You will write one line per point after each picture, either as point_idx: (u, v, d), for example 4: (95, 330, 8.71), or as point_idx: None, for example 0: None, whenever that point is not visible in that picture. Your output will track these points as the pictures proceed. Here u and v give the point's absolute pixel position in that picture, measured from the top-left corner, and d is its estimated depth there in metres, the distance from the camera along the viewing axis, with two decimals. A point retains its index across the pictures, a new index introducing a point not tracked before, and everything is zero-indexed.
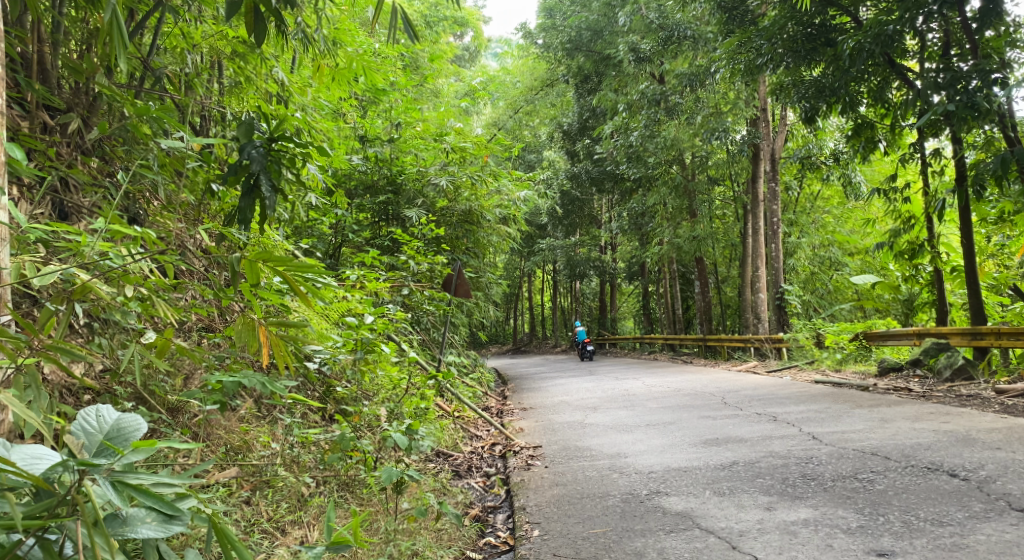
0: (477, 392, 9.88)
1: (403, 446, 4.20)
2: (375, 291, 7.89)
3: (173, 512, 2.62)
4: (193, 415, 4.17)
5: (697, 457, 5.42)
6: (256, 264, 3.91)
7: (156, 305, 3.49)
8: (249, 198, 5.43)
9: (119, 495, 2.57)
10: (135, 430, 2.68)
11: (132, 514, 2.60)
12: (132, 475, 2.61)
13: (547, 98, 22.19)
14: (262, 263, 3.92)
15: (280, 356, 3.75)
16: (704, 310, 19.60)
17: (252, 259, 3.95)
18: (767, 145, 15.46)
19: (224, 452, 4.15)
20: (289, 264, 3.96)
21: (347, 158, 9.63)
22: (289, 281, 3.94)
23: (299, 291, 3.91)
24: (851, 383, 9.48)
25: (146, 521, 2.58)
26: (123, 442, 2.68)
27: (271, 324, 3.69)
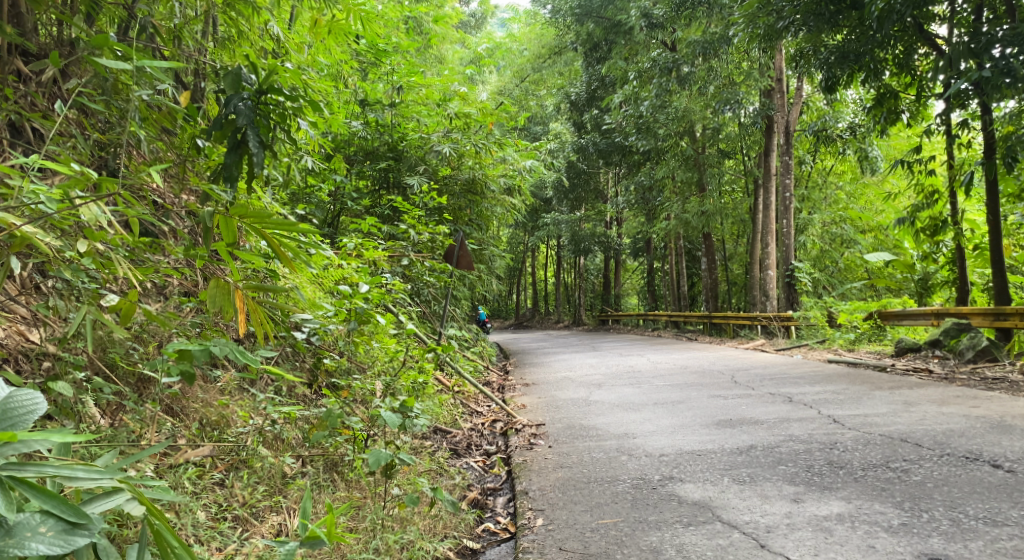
0: (478, 367, 9.54)
1: (395, 425, 3.84)
2: (373, 259, 7.54)
3: (77, 520, 2.36)
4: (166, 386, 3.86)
5: (711, 440, 5.08)
6: (231, 221, 3.57)
7: (117, 263, 3.17)
8: (234, 155, 5.07)
9: (7, 500, 2.29)
10: (21, 417, 2.40)
11: (19, 524, 2.31)
12: (28, 470, 2.35)
13: (555, 67, 21.63)
14: (239, 220, 3.58)
15: (258, 324, 3.40)
16: (711, 287, 19.22)
17: (228, 215, 3.61)
18: (782, 117, 15.03)
19: (196, 428, 3.81)
20: (268, 222, 3.61)
21: (346, 123, 9.24)
22: (268, 241, 3.61)
23: (281, 252, 3.58)
24: (867, 363, 9.13)
25: (40, 534, 2.29)
26: (8, 429, 2.39)
27: (249, 287, 3.34)
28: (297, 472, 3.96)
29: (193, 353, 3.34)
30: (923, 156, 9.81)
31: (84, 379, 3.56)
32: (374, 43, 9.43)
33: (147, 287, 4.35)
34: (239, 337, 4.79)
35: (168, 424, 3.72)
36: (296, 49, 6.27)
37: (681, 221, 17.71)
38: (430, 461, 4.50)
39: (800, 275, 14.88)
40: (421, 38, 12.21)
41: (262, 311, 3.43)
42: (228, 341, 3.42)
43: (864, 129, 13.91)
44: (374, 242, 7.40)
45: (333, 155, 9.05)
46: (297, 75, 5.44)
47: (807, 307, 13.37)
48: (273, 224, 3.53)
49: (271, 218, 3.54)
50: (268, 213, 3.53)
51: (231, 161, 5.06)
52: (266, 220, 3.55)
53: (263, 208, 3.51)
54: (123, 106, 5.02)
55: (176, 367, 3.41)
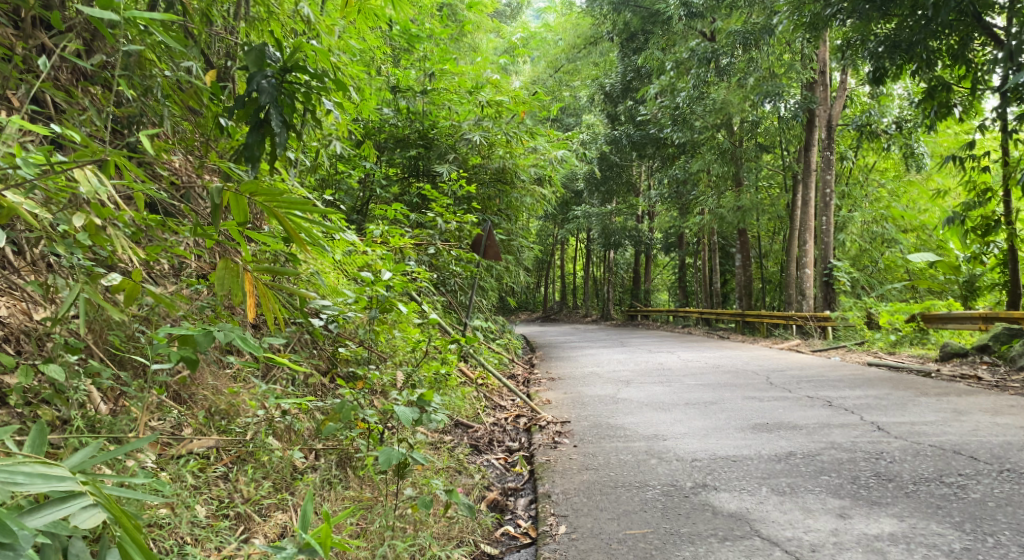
0: (503, 360, 9.32)
1: (410, 422, 3.59)
2: (399, 247, 7.36)
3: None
4: (173, 372, 3.68)
5: (747, 445, 4.80)
6: (241, 199, 3.32)
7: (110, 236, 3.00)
8: (255, 135, 4.89)
9: None
10: None
11: None
12: None
13: (590, 57, 21.28)
14: (250, 197, 3.35)
15: (268, 310, 3.18)
16: (744, 284, 18.79)
17: (237, 192, 3.37)
18: (824, 111, 14.61)
19: (203, 417, 3.64)
20: (279, 199, 3.37)
21: (377, 108, 9.06)
22: (283, 223, 3.40)
23: (295, 234, 3.37)
24: (909, 368, 8.75)
25: None
26: None
27: (260, 269, 3.12)
28: (306, 466, 3.78)
29: (196, 338, 3.07)
30: (975, 152, 9.41)
31: (78, 363, 3.37)
32: (408, 27, 9.22)
33: (158, 267, 4.14)
34: (253, 323, 4.60)
35: (175, 411, 3.56)
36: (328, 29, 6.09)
37: (715, 216, 17.29)
38: (449, 458, 4.28)
39: (838, 274, 14.45)
40: (455, 24, 11.98)
41: (272, 296, 3.21)
42: (233, 326, 3.16)
43: (911, 125, 13.43)
44: (400, 229, 7.20)
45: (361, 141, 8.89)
46: (324, 53, 5.24)
47: (845, 308, 12.96)
48: (289, 206, 3.31)
49: (288, 199, 3.32)
50: (283, 193, 3.32)
51: (253, 141, 4.87)
52: (280, 200, 3.33)
53: (277, 186, 3.29)
54: (144, 81, 4.84)
55: (176, 352, 3.17)
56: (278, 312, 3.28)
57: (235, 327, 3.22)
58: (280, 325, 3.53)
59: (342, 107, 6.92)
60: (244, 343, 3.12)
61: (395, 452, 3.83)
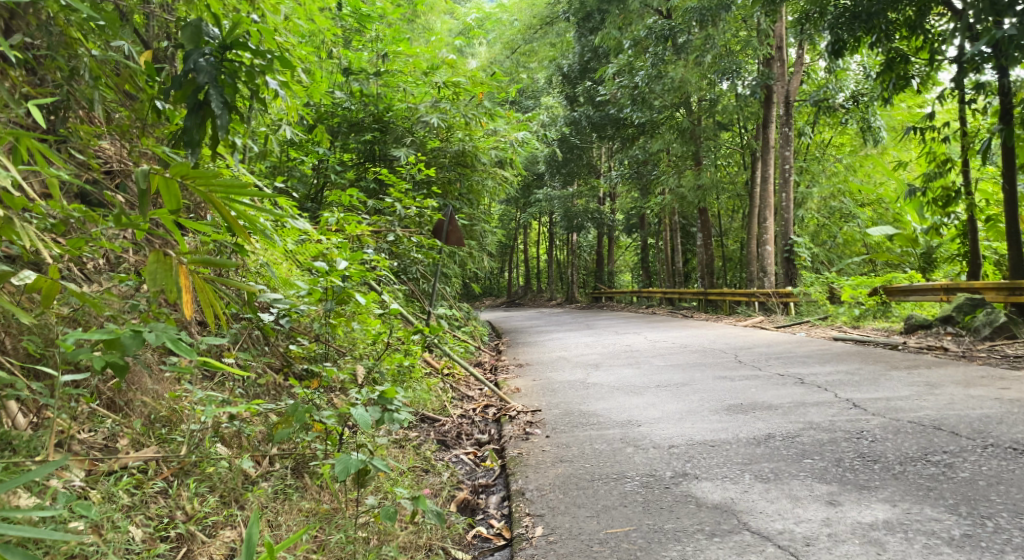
0: (468, 348, 9.09)
1: (368, 425, 3.36)
2: (356, 235, 7.07)
3: None
4: (105, 378, 3.46)
5: (724, 429, 4.66)
6: (172, 185, 3.02)
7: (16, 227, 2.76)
8: (194, 118, 4.65)
9: None
10: None
11: None
12: None
13: (546, 38, 20.97)
14: (182, 181, 3.05)
15: (207, 308, 2.90)
16: (706, 263, 18.75)
17: (167, 177, 3.06)
18: (782, 87, 14.55)
19: (140, 426, 3.42)
20: (216, 183, 3.08)
21: (329, 92, 8.73)
22: (218, 208, 3.11)
23: (232, 220, 3.10)
24: (876, 341, 8.71)
25: None
26: None
27: (196, 261, 2.86)
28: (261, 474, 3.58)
29: (123, 340, 2.74)
30: (935, 123, 9.37)
31: None
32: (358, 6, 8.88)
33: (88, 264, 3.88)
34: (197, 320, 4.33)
35: (109, 422, 3.35)
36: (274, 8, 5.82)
37: (676, 195, 17.19)
38: (414, 458, 4.08)
39: (800, 250, 14.44)
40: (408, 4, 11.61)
41: (210, 292, 2.95)
42: (167, 327, 2.85)
43: (868, 98, 13.42)
44: (357, 216, 6.92)
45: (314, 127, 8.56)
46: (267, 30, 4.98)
47: (808, 283, 12.95)
48: (225, 190, 3.04)
49: (224, 183, 3.06)
50: (218, 177, 3.05)
51: (191, 125, 4.64)
52: (214, 183, 3.06)
53: (212, 169, 3.02)
54: (71, 62, 4.51)
55: (102, 358, 2.83)
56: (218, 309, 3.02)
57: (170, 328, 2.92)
58: (223, 321, 3.26)
59: (293, 90, 6.62)
60: (175, 345, 2.76)
61: (354, 458, 3.61)
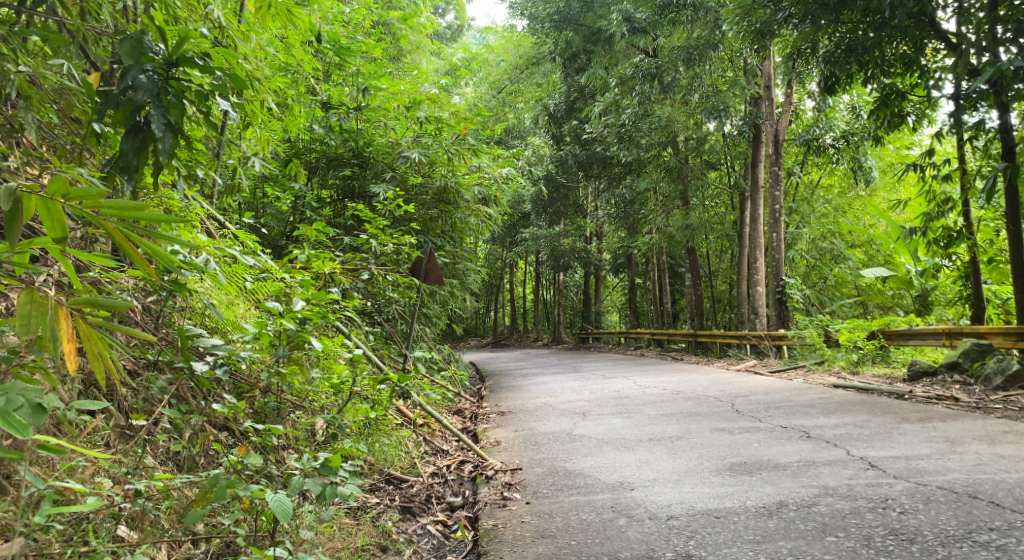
0: (446, 395, 8.50)
1: (283, 514, 3.04)
2: (327, 274, 6.53)
3: None
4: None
5: (727, 494, 4.13)
6: (53, 206, 2.56)
7: None
8: (131, 140, 4.16)
9: None
10: None
11: None
12: None
13: (533, 78, 20.66)
14: (65, 203, 2.57)
15: (89, 356, 2.59)
16: (695, 305, 18.27)
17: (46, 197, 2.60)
18: (771, 126, 14.23)
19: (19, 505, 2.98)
20: (105, 206, 2.61)
21: (303, 126, 8.28)
22: (113, 235, 2.64)
23: (132, 249, 2.63)
24: (879, 388, 8.20)
25: None
26: None
27: (78, 303, 2.52)
28: None
29: None
30: (935, 161, 8.96)
31: None
32: (335, 37, 8.41)
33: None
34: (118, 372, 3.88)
35: None
36: (242, 36, 5.53)
37: (664, 235, 16.75)
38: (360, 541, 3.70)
39: (791, 292, 13.94)
40: (390, 37, 11.12)
41: (98, 342, 2.61)
42: (24, 388, 2.64)
43: (858, 138, 13.06)
44: (329, 254, 6.40)
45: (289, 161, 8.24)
46: (225, 51, 4.59)
47: (802, 325, 12.46)
48: (118, 211, 2.59)
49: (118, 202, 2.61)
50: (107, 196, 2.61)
51: (128, 148, 4.14)
52: (103, 204, 2.60)
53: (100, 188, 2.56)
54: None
55: None
56: (108, 356, 2.70)
57: (33, 386, 2.71)
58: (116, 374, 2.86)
59: (259, 123, 6.23)
60: (10, 420, 2.55)
61: (281, 547, 3.32)
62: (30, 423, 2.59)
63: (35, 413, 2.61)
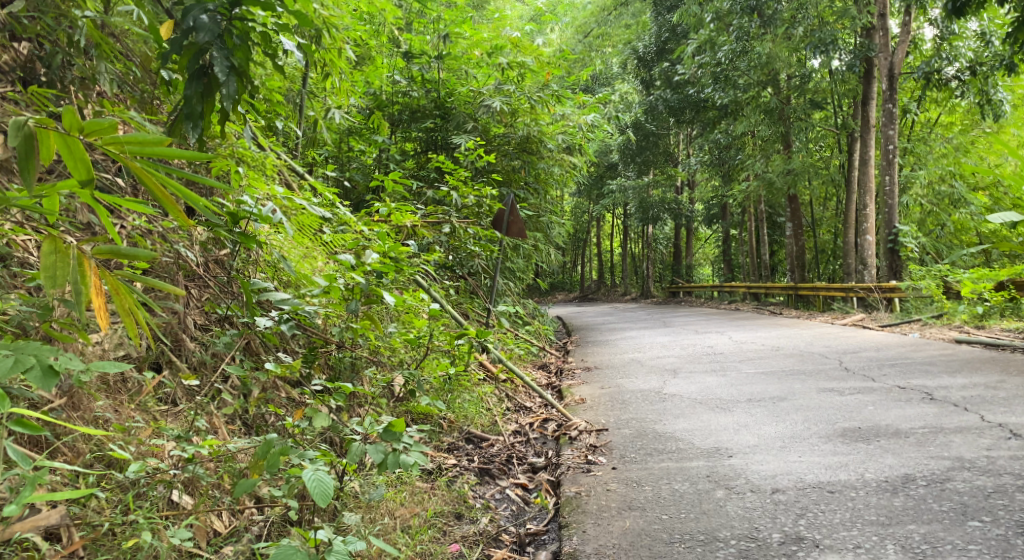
0: (531, 349, 8.19)
1: (320, 491, 2.81)
2: (407, 227, 6.24)
3: None
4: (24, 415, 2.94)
5: (842, 464, 3.67)
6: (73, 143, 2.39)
7: None
8: (196, 85, 3.86)
9: None
10: None
11: None
12: None
13: (622, 19, 19.83)
14: (85, 138, 2.39)
15: (121, 310, 2.42)
16: (795, 256, 17.33)
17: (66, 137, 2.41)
18: (884, 59, 13.14)
19: (67, 472, 2.88)
20: (125, 141, 2.41)
21: (385, 75, 8.01)
22: (138, 175, 2.43)
23: (160, 190, 2.42)
24: (1009, 345, 7.43)
25: None
26: None
27: (101, 251, 2.36)
28: (234, 531, 3.07)
29: None
30: None
31: None
32: None
33: (17, 263, 3.30)
34: (177, 330, 3.69)
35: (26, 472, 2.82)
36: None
37: (763, 181, 15.84)
38: (431, 511, 3.43)
39: (904, 240, 12.94)
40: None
41: (127, 293, 2.43)
42: (40, 346, 2.57)
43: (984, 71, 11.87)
44: (411, 205, 6.07)
45: (371, 113, 7.96)
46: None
47: (916, 276, 11.56)
48: (142, 148, 2.43)
49: (141, 139, 2.45)
50: (127, 133, 2.44)
51: (192, 94, 3.85)
52: (125, 142, 2.43)
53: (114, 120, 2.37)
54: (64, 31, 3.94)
55: None
56: (138, 313, 2.51)
57: (48, 346, 2.64)
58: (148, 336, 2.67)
59: (338, 74, 5.91)
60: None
61: (334, 525, 3.09)
62: (42, 386, 2.51)
63: (50, 377, 2.53)
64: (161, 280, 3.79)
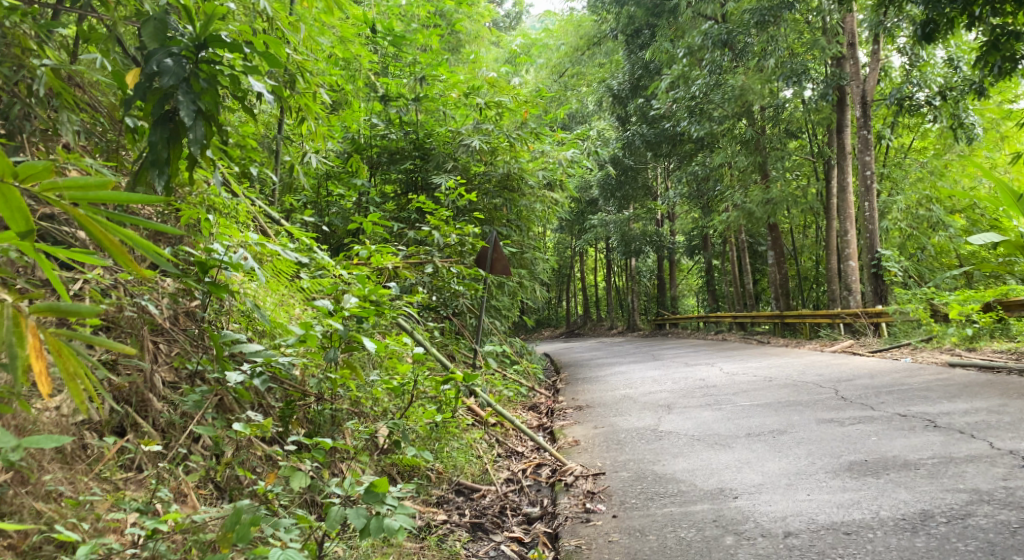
0: (520, 390, 7.97)
1: None
2: (388, 270, 6.05)
3: None
4: None
5: (854, 501, 3.50)
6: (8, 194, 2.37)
7: None
8: (161, 130, 3.67)
9: None
10: None
11: None
12: None
13: (595, 58, 19.90)
14: (23, 188, 2.37)
15: (65, 371, 2.39)
16: (779, 284, 17.27)
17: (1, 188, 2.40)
18: (856, 87, 13.22)
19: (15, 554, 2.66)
20: (68, 188, 2.41)
21: (361, 118, 7.87)
22: (82, 225, 2.41)
23: (108, 240, 2.43)
24: (1006, 367, 7.29)
25: None
26: None
27: (42, 310, 2.35)
28: None
29: None
30: None
31: None
32: (388, 24, 7.98)
33: None
34: (142, 391, 3.48)
35: None
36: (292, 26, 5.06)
37: (743, 212, 15.81)
38: None
39: (887, 264, 12.89)
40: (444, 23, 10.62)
41: (71, 354, 2.41)
42: None
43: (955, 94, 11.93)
44: (392, 247, 5.87)
45: (349, 156, 7.81)
46: (266, 37, 4.14)
47: (903, 300, 11.49)
48: (82, 193, 2.42)
49: (79, 185, 2.44)
50: (66, 179, 2.42)
51: (158, 140, 3.65)
52: (63, 188, 2.41)
53: (54, 168, 2.37)
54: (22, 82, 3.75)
55: None
56: (83, 373, 2.50)
57: None
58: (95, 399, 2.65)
59: (313, 117, 5.76)
60: None
61: None
62: None
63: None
64: (124, 337, 3.58)
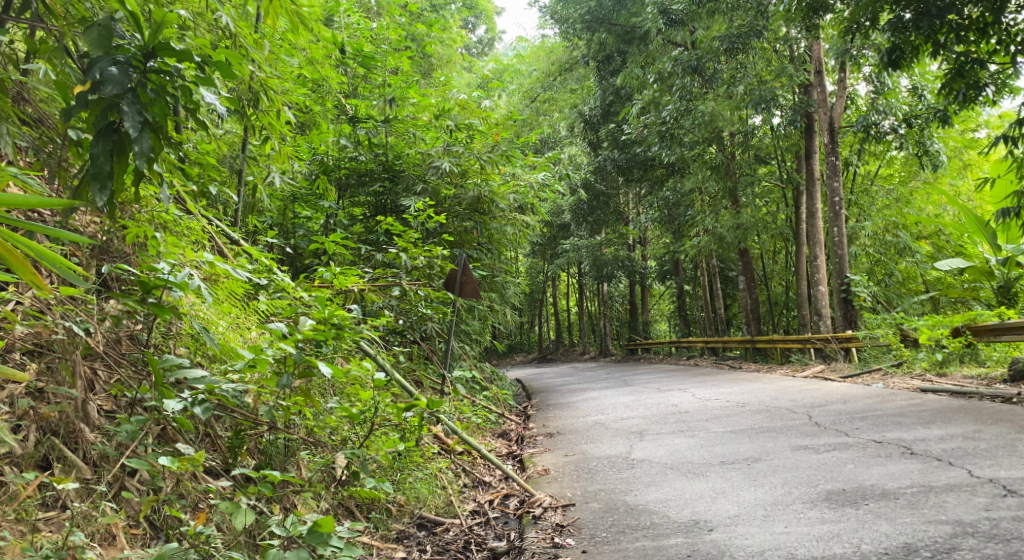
0: (489, 418, 7.76)
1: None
2: (354, 293, 5.85)
3: None
4: None
5: (834, 536, 3.37)
6: None
7: None
8: (104, 142, 3.45)
9: None
10: None
11: None
12: None
13: (566, 84, 19.86)
14: None
15: None
16: (750, 308, 17.25)
17: None
18: (824, 114, 13.29)
19: None
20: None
21: (328, 139, 7.72)
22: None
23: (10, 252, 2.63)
24: (977, 392, 7.24)
25: None
26: None
27: None
28: None
29: None
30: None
31: None
32: (357, 45, 7.83)
33: None
34: (68, 424, 3.30)
35: None
36: (256, 44, 4.89)
37: (713, 237, 15.79)
38: None
39: (857, 289, 12.89)
40: (414, 44, 10.49)
41: None
42: None
43: (922, 122, 12.01)
44: (356, 269, 5.65)
45: (316, 178, 7.61)
46: (225, 50, 3.95)
47: (873, 325, 11.46)
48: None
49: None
50: None
51: (100, 152, 3.44)
52: None
53: None
54: None
55: None
56: None
57: None
58: None
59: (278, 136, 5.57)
60: None
61: None
62: None
63: None
64: (53, 364, 3.38)
